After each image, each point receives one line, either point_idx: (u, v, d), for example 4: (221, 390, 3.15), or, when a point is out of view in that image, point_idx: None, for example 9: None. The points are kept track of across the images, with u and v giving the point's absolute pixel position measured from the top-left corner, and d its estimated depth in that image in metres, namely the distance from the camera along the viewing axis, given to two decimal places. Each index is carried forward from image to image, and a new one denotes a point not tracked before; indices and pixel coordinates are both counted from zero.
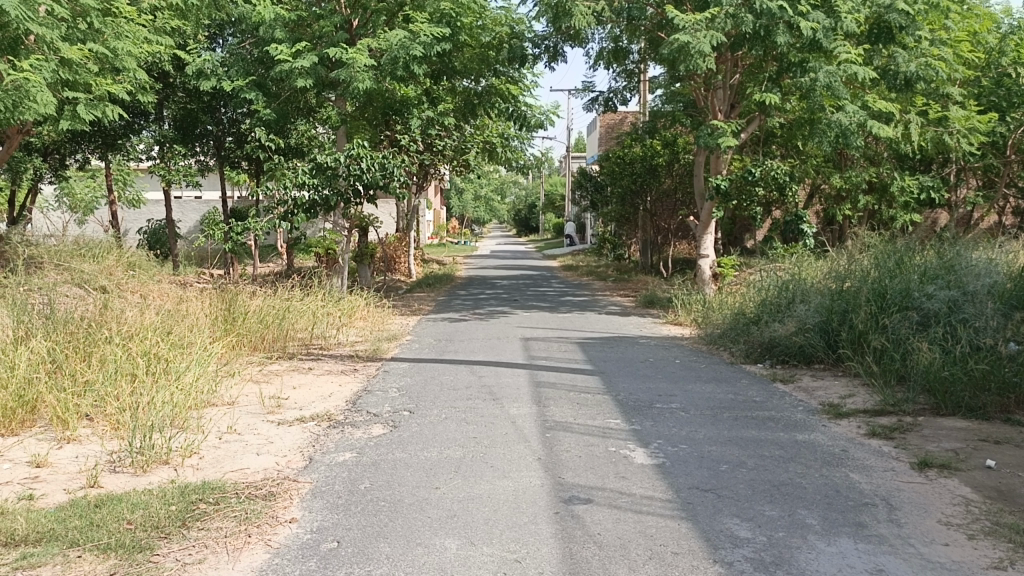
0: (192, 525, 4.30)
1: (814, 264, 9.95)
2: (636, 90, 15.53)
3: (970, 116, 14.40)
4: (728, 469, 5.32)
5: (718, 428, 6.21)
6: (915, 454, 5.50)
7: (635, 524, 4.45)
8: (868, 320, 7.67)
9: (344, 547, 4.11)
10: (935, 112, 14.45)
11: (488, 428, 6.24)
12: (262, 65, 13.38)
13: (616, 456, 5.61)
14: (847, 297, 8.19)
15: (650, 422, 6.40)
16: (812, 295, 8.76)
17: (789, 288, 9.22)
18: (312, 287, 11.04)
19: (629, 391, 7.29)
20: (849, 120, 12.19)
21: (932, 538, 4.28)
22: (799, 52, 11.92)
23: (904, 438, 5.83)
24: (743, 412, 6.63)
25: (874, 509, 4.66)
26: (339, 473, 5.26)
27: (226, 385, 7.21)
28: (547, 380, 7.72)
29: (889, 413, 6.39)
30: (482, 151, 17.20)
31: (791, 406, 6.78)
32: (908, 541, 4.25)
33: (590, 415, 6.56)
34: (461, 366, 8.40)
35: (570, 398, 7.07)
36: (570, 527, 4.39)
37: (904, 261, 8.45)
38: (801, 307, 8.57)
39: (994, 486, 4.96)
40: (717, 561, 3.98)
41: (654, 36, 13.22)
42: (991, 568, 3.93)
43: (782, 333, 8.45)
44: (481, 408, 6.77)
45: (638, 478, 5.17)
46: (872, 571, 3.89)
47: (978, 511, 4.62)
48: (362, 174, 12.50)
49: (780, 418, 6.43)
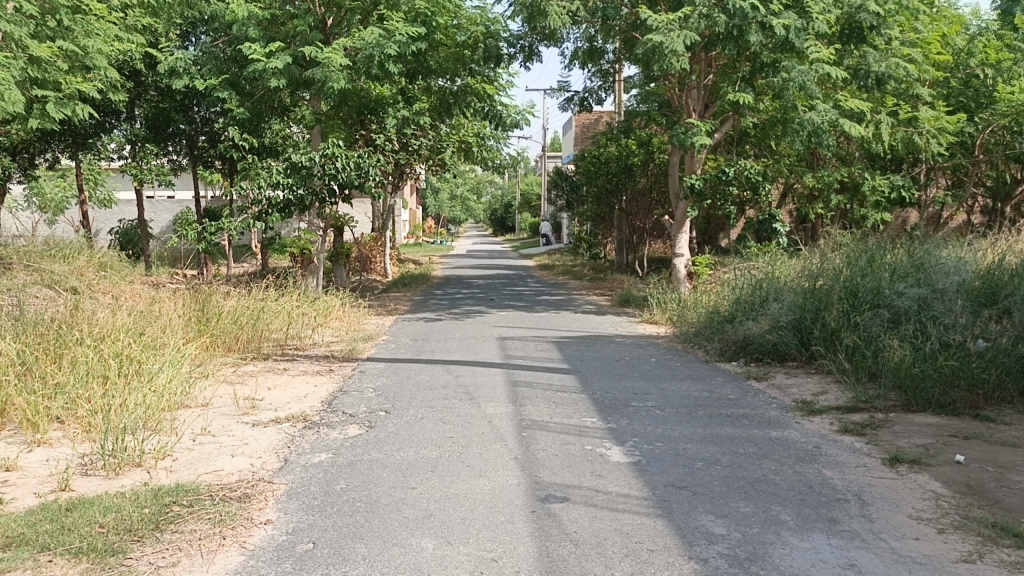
0: (166, 528, 4.26)
1: (787, 262, 10.05)
2: (611, 90, 15.58)
3: (939, 117, 14.69)
4: (704, 466, 5.37)
5: (693, 425, 6.26)
6: (886, 450, 5.58)
7: (612, 522, 4.47)
8: (840, 318, 7.77)
9: (320, 548, 4.09)
10: (905, 113, 14.64)
11: (465, 427, 6.24)
12: (235, 63, 13.27)
13: (592, 454, 5.63)
14: (820, 295, 8.29)
15: (627, 420, 6.43)
16: (785, 293, 8.85)
17: (763, 286, 9.31)
18: (287, 287, 10.96)
19: (606, 390, 7.32)
20: (821, 119, 12.32)
21: (904, 532, 4.35)
22: (771, 52, 12.03)
23: (876, 434, 5.91)
24: (717, 409, 6.68)
25: (847, 504, 4.73)
26: (315, 474, 5.23)
27: (200, 386, 7.15)
28: (524, 379, 7.73)
29: (861, 409, 6.48)
30: (458, 150, 17.18)
31: (765, 403, 6.85)
32: (880, 535, 4.31)
33: (567, 414, 6.58)
34: (438, 365, 8.39)
35: (547, 397, 7.09)
36: (547, 525, 4.40)
37: (875, 260, 8.56)
38: (774, 305, 8.66)
39: (963, 480, 5.05)
40: (693, 557, 4.02)
41: (629, 36, 13.28)
42: (960, 562, 4.00)
43: (756, 331, 8.53)
44: (458, 407, 6.77)
45: (614, 476, 5.20)
46: (844, 566, 3.94)
47: (948, 505, 4.69)
48: (337, 174, 12.43)
49: (754, 416, 6.49)
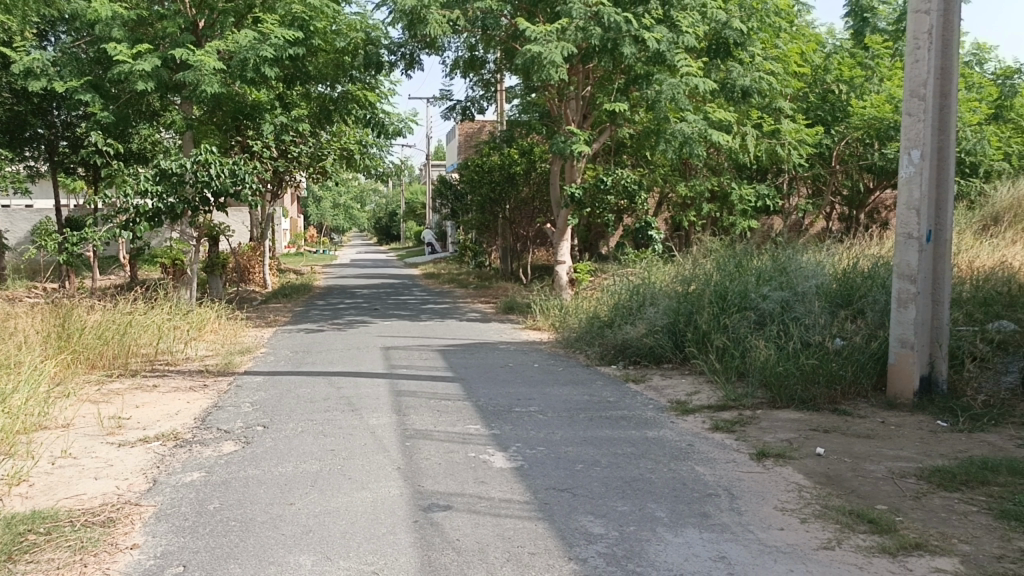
0: (19, 558, 3.97)
1: (662, 268, 10.40)
2: (493, 99, 15.71)
3: (798, 130, 15.55)
4: (584, 468, 5.47)
5: (574, 429, 6.37)
6: (754, 446, 5.86)
7: (494, 528, 4.49)
8: (711, 321, 8.11)
9: (189, 571, 3.91)
10: (769, 125, 15.47)
11: (346, 439, 6.13)
12: (99, 65, 12.60)
13: (475, 461, 5.64)
14: (692, 300, 8.62)
15: (509, 426, 6.48)
16: (660, 298, 9.17)
17: (640, 291, 9.60)
18: (157, 300, 10.46)
19: (489, 397, 7.36)
20: (691, 129, 12.86)
21: (769, 523, 4.57)
22: (644, 65, 12.49)
23: (744, 431, 6.20)
24: (597, 412, 6.83)
25: (717, 499, 4.92)
26: (186, 494, 5.01)
27: (59, 407, 6.71)
28: (407, 388, 7.66)
29: (731, 407, 6.78)
30: (340, 158, 16.92)
31: (642, 404, 7.06)
32: (747, 527, 4.51)
33: (450, 422, 6.57)
34: (319, 377, 8.20)
35: (430, 406, 7.06)
36: (429, 535, 4.37)
37: (743, 264, 8.99)
38: (650, 309, 8.95)
39: (823, 471, 5.35)
40: (572, 558, 4.08)
41: (509, 46, 13.44)
42: (820, 548, 4.24)
43: (634, 335, 8.78)
44: (340, 419, 6.64)
45: (497, 482, 5.23)
46: (715, 558, 4.10)
47: (809, 496, 4.97)
48: (210, 181, 11.97)
49: (632, 417, 6.68)
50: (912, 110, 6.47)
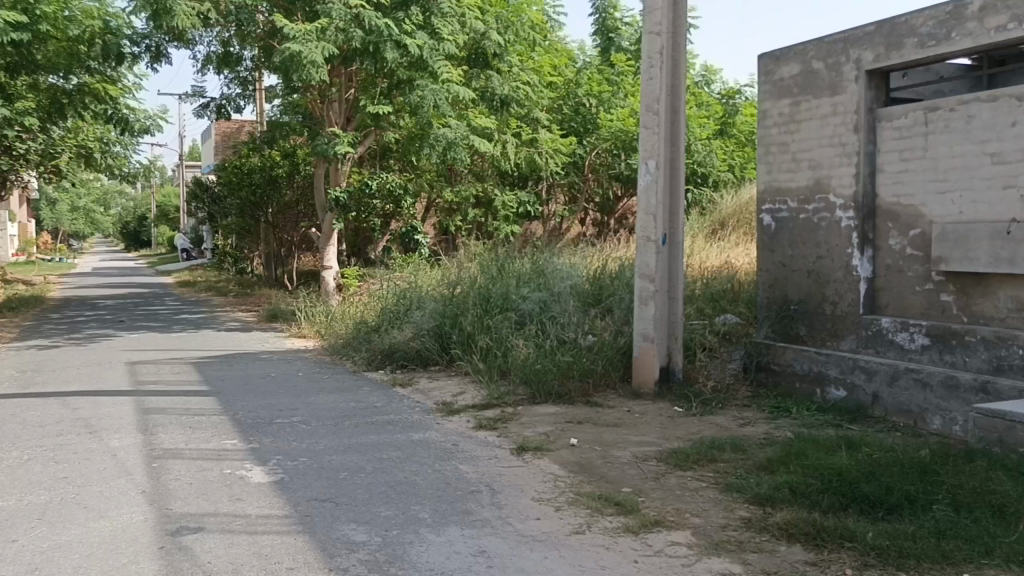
0: None
1: (428, 272, 10.53)
2: (252, 99, 15.05)
3: (554, 139, 16.42)
4: (347, 476, 5.38)
5: (338, 437, 6.25)
6: (514, 441, 6.08)
7: (250, 545, 4.28)
8: (475, 322, 8.33)
9: None
10: (527, 134, 16.24)
11: (83, 465, 5.56)
12: None
13: (231, 478, 5.34)
14: (457, 302, 8.80)
15: (270, 438, 6.22)
16: (426, 301, 9.29)
17: (406, 295, 9.66)
18: None
19: (248, 409, 7.02)
20: (454, 134, 13.16)
21: (527, 514, 4.76)
22: (406, 70, 12.61)
23: (506, 427, 6.42)
24: (362, 418, 6.75)
25: (479, 495, 5.05)
26: None
27: None
28: (157, 406, 7.11)
29: (494, 405, 6.99)
30: (77, 157, 15.90)
31: (408, 407, 7.09)
32: (506, 520, 4.66)
33: (204, 439, 6.18)
34: (51, 399, 7.38)
35: (183, 422, 6.60)
36: (177, 560, 4.07)
37: (504, 267, 9.32)
38: (417, 313, 9.03)
39: (577, 461, 5.68)
40: (333, 569, 3.99)
41: (267, 44, 12.95)
42: (573, 534, 4.48)
43: (400, 339, 8.80)
44: (75, 444, 6.01)
45: (254, 498, 4.99)
46: (475, 553, 4.19)
47: (564, 485, 5.24)
48: None
49: (398, 421, 6.68)
50: (648, 123, 7.08)
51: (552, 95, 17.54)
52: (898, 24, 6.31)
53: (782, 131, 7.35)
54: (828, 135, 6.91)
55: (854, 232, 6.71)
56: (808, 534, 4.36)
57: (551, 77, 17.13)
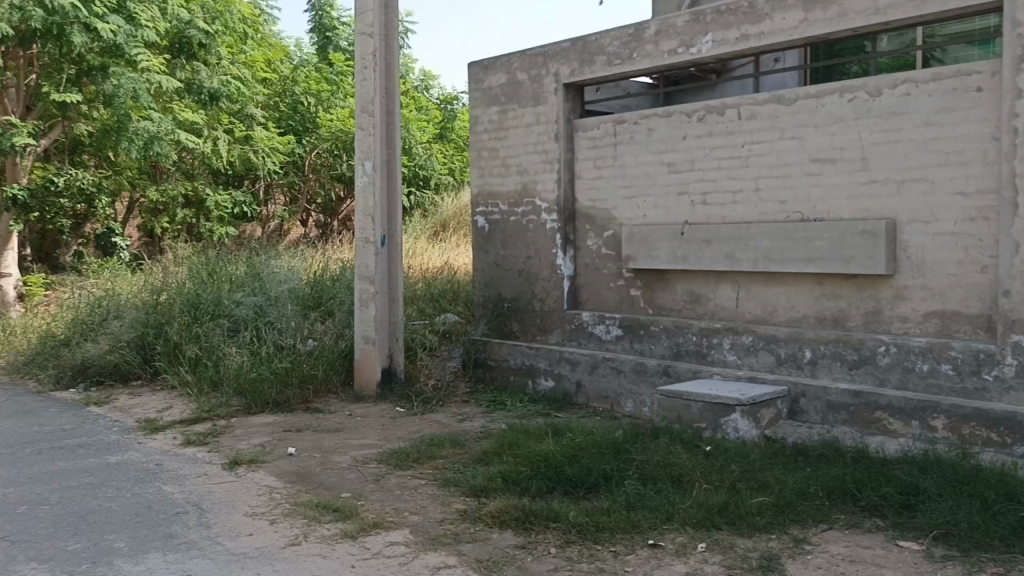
0: None
1: (127, 278, 9.64)
2: None
3: (270, 137, 15.61)
4: (26, 511, 4.73)
5: (15, 467, 5.49)
6: (226, 455, 5.75)
7: None
8: (183, 331, 7.75)
9: None
10: (239, 131, 15.25)
11: None
12: None
13: None
14: (162, 310, 8.14)
15: None
16: (126, 310, 8.50)
17: (101, 304, 8.75)
18: None
19: None
20: (157, 127, 12.15)
21: (239, 531, 4.51)
22: (97, 55, 11.43)
23: (218, 441, 6.05)
24: (47, 444, 5.99)
25: (185, 516, 4.70)
26: None
27: None
28: None
29: (205, 419, 6.56)
30: None
31: (104, 428, 6.41)
32: (216, 540, 4.38)
33: None
34: None
35: None
36: None
37: (216, 271, 8.79)
38: (115, 324, 8.22)
39: (294, 470, 5.50)
40: None
41: None
42: (288, 546, 4.33)
43: (94, 353, 7.94)
44: None
45: None
46: None
47: (280, 496, 5.04)
48: None
49: (91, 444, 6.01)
50: (363, 124, 7.07)
51: (265, 91, 16.27)
52: (589, 43, 6.89)
53: (492, 137, 7.71)
54: (532, 142, 7.36)
55: (557, 234, 7.20)
56: (518, 519, 4.60)
57: (263, 76, 15.86)
